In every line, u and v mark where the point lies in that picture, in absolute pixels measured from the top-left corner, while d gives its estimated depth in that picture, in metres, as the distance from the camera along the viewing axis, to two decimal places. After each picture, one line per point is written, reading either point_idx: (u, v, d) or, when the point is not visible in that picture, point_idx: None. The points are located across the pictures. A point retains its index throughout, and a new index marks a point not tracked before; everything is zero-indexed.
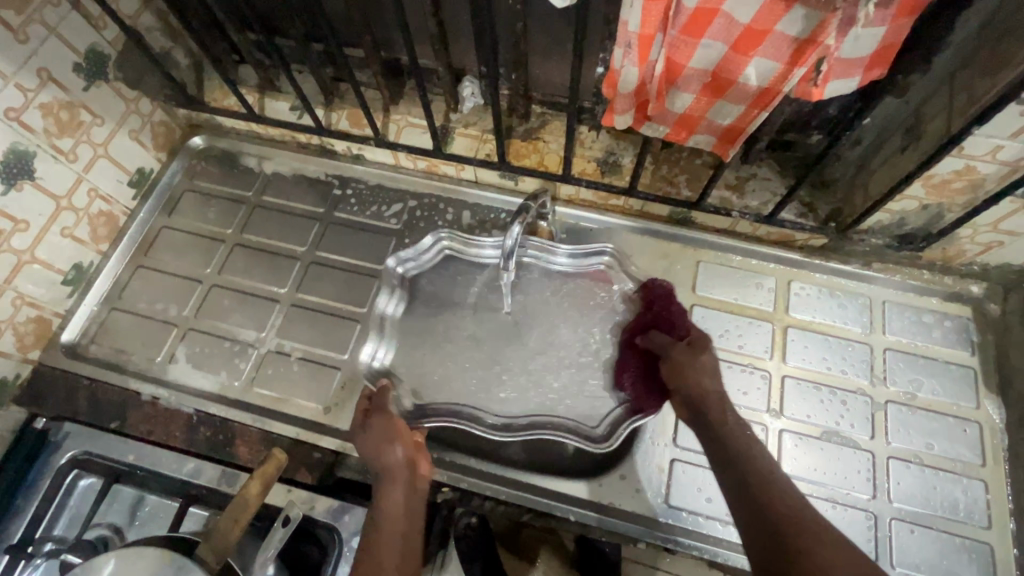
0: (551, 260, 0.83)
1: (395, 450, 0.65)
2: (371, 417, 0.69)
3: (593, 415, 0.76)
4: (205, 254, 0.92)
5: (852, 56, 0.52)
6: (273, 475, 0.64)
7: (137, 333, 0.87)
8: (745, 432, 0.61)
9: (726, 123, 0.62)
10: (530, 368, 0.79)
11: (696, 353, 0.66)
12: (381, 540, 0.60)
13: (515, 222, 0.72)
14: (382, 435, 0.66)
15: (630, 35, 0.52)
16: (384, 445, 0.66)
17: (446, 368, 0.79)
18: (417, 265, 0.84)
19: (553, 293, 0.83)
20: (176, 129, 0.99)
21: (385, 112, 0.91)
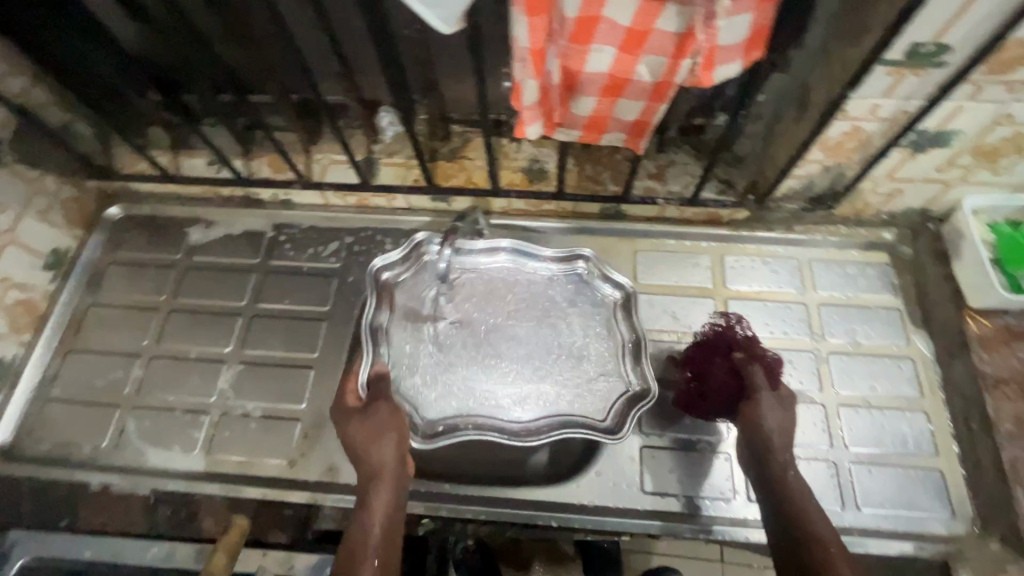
0: (536, 261, 0.84)
1: (388, 440, 0.66)
2: (371, 404, 0.69)
3: (601, 408, 0.74)
4: (141, 326, 0.88)
5: (730, 43, 0.55)
6: (236, 545, 0.67)
7: (76, 421, 0.82)
8: (804, 493, 0.63)
9: (631, 119, 0.65)
10: (526, 375, 0.77)
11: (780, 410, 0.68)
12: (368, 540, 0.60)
13: (444, 245, 0.79)
14: (376, 430, 0.66)
15: (522, 51, 0.54)
16: (375, 442, 0.66)
17: (442, 384, 0.76)
18: (396, 272, 0.82)
19: (544, 294, 0.82)
20: (90, 201, 0.95)
21: (306, 153, 0.91)
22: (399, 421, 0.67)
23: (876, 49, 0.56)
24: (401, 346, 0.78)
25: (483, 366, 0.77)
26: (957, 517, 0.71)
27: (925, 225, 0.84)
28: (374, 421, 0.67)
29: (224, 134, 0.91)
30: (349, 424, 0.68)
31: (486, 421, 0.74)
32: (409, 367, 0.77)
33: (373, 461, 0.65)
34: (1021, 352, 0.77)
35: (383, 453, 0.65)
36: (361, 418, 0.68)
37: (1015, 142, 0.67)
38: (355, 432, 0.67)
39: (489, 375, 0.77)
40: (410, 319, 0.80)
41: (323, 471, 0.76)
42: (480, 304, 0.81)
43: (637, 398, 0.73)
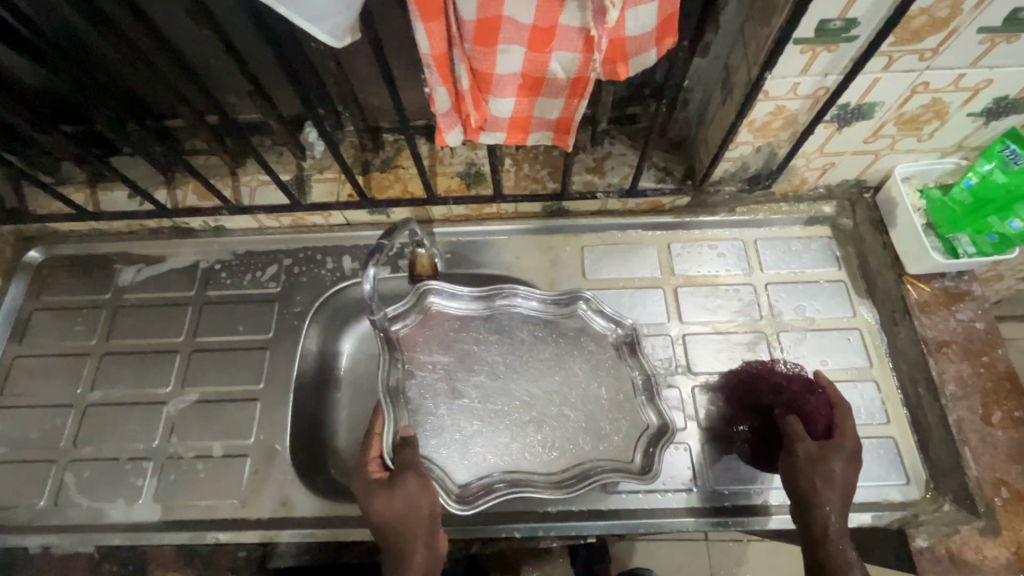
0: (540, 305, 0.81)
1: (421, 514, 0.64)
2: (399, 474, 0.65)
3: (626, 449, 0.73)
4: (72, 373, 0.83)
5: (639, 33, 0.54)
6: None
7: (7, 481, 0.77)
8: (846, 553, 0.62)
9: (554, 116, 0.63)
10: (547, 427, 0.76)
11: (824, 465, 0.65)
12: None
13: (367, 269, 0.71)
14: (408, 502, 0.63)
15: (425, 58, 0.53)
16: (408, 514, 0.63)
17: (467, 443, 0.74)
18: (405, 323, 0.80)
19: (555, 338, 0.80)
20: (7, 247, 0.90)
21: (233, 176, 0.87)
22: (429, 492, 0.65)
23: (784, 29, 0.56)
24: (417, 402, 0.76)
25: (503, 420, 0.76)
26: (911, 482, 0.73)
27: (862, 195, 0.85)
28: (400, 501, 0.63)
29: (141, 164, 0.88)
30: (371, 496, 0.64)
31: (522, 476, 0.73)
32: (430, 429, 0.75)
33: (405, 535, 0.63)
34: (960, 314, 0.78)
35: (417, 525, 0.63)
36: (387, 491, 0.64)
37: (934, 108, 0.67)
38: (382, 508, 0.63)
39: (510, 429, 0.75)
40: (423, 377, 0.78)
41: (277, 505, 0.74)
42: (492, 356, 0.79)
43: (660, 438, 0.71)
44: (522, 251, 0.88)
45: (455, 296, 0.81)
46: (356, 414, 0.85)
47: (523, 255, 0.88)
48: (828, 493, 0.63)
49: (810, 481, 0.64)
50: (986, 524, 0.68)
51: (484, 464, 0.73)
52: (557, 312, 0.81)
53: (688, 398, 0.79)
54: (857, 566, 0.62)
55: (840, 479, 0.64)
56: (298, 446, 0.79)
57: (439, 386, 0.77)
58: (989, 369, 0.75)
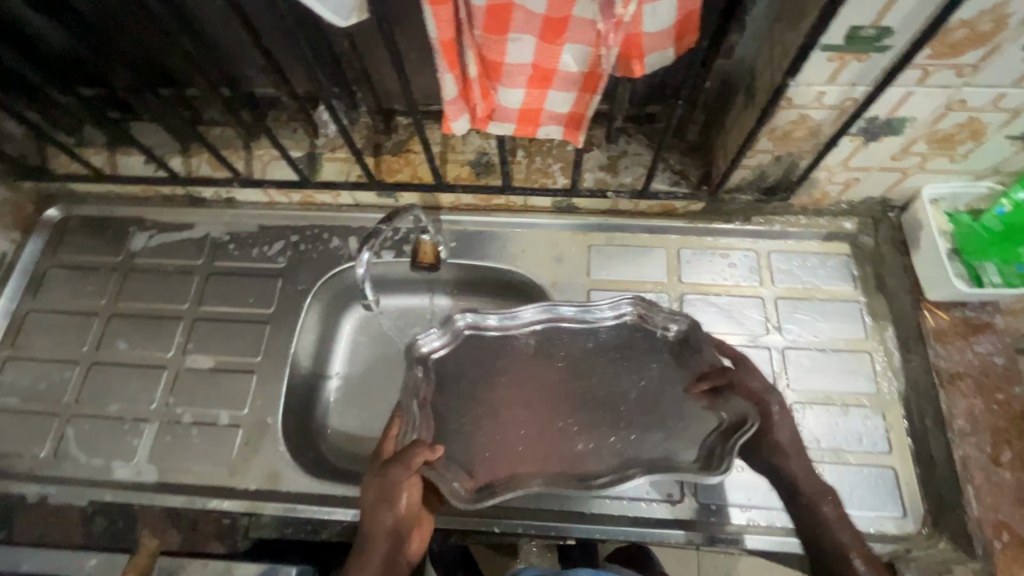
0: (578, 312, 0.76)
1: (393, 514, 0.60)
2: (390, 464, 0.61)
3: (683, 449, 0.68)
4: (80, 331, 0.86)
5: (657, 29, 0.52)
6: (149, 562, 0.66)
7: (11, 430, 0.79)
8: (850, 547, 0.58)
9: (565, 111, 0.61)
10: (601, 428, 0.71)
11: (762, 437, 0.64)
12: None
13: (360, 250, 0.77)
14: (382, 496, 0.60)
15: (433, 43, 0.52)
16: (380, 511, 0.60)
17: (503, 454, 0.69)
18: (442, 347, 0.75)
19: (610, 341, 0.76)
20: (27, 204, 0.92)
21: (247, 150, 0.88)
22: (412, 493, 0.60)
23: (811, 34, 0.53)
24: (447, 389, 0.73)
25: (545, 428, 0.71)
26: (908, 515, 0.70)
27: (886, 214, 0.82)
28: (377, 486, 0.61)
29: (159, 131, 0.89)
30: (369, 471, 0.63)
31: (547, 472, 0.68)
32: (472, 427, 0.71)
33: (370, 529, 0.60)
34: (979, 346, 0.74)
35: (384, 525, 0.60)
36: (376, 473, 0.62)
37: (969, 128, 0.63)
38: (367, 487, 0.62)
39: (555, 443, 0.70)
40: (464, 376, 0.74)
41: (264, 477, 0.75)
42: (544, 360, 0.75)
43: (728, 431, 0.66)
44: (527, 246, 0.86)
45: (511, 314, 0.75)
46: (350, 394, 0.87)
47: (527, 250, 0.86)
48: (778, 463, 0.63)
49: (761, 456, 0.65)
50: (982, 566, 0.66)
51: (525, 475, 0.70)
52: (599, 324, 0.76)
53: None
54: (845, 525, 0.60)
55: (782, 442, 0.63)
56: (290, 421, 0.80)
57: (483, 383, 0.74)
58: (1003, 407, 0.71)
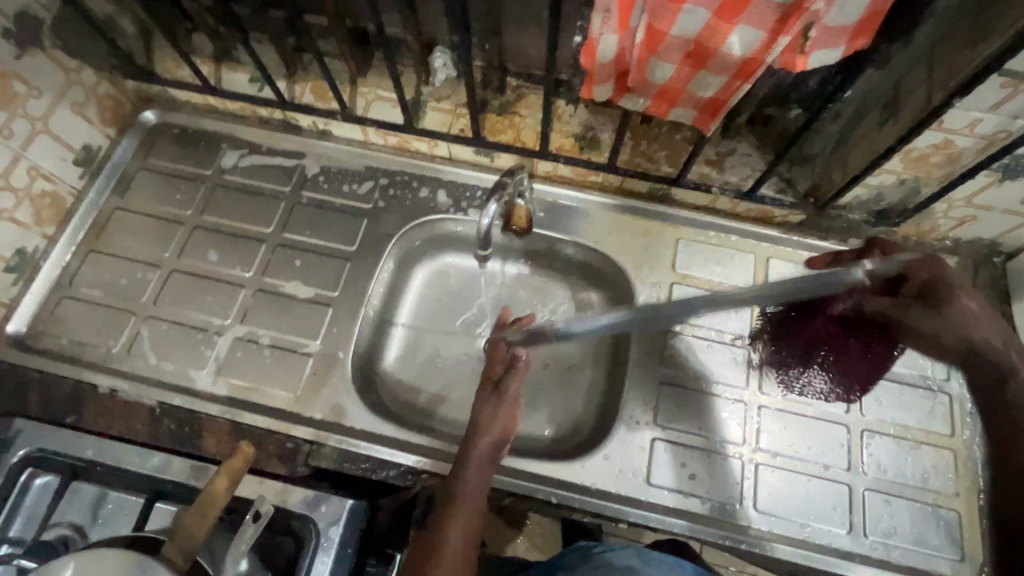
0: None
1: (496, 427, 0.69)
2: (496, 389, 0.73)
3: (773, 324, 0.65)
4: (164, 237, 0.86)
5: (838, 24, 0.50)
6: (240, 467, 0.57)
7: (90, 321, 0.81)
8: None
9: (708, 95, 0.60)
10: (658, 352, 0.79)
11: (944, 309, 0.65)
12: (457, 518, 0.64)
13: (489, 201, 0.70)
14: (489, 415, 0.70)
15: (609, 1, 0.49)
16: (489, 423, 0.70)
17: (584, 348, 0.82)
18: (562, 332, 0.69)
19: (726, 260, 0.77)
20: (125, 102, 0.91)
21: (352, 84, 0.87)
22: (507, 415, 0.71)
23: (997, 56, 0.51)
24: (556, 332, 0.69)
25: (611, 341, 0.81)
26: (965, 560, 0.69)
27: (991, 258, 0.80)
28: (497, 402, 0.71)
29: (268, 49, 0.87)
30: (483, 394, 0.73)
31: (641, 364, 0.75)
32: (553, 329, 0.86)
33: (474, 430, 0.70)
34: None
35: (492, 433, 0.69)
36: (496, 396, 0.72)
37: None
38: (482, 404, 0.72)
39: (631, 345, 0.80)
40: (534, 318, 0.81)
41: (329, 410, 0.76)
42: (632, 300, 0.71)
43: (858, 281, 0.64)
44: (614, 228, 0.86)
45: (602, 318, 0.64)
46: (416, 342, 0.88)
47: (613, 233, 0.85)
48: (963, 331, 0.65)
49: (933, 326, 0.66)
50: None
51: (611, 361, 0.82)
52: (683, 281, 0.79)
53: (753, 415, 0.76)
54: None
55: (970, 313, 0.64)
56: (358, 359, 0.81)
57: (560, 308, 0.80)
58: None
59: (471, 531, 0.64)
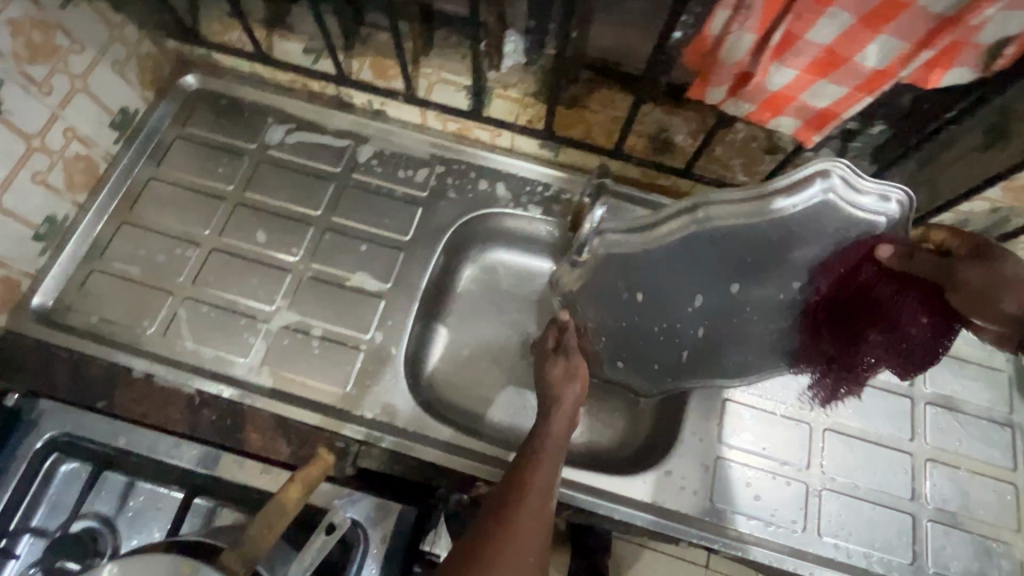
0: (864, 199, 0.63)
1: (574, 389, 0.68)
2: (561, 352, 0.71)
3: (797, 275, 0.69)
4: (204, 212, 0.81)
5: (987, 42, 0.47)
6: (315, 478, 0.57)
7: (123, 299, 0.75)
8: None
9: (822, 105, 0.56)
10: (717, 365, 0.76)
11: (995, 257, 0.59)
12: (526, 482, 0.59)
13: (597, 202, 0.69)
14: (564, 374, 0.69)
15: None
16: (565, 383, 0.69)
17: (640, 347, 0.77)
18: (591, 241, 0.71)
19: (808, 261, 0.69)
20: (165, 63, 0.85)
21: (414, 64, 0.78)
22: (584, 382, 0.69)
23: None
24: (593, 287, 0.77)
25: (669, 349, 0.76)
26: None
27: None
28: (565, 362, 0.70)
29: None
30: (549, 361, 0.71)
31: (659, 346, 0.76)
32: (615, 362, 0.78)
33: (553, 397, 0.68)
34: None
35: (566, 396, 0.68)
36: (561, 357, 0.71)
37: None
38: (549, 366, 0.70)
39: (692, 352, 0.76)
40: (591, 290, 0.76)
41: (380, 409, 0.72)
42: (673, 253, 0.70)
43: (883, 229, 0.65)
44: None
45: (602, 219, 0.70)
46: (462, 340, 0.84)
47: None
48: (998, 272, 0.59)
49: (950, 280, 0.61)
50: None
51: (663, 379, 0.77)
52: (762, 265, 0.70)
53: (816, 437, 0.75)
54: None
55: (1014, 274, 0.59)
56: (408, 356, 0.77)
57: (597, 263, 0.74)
58: None
59: (542, 497, 0.58)
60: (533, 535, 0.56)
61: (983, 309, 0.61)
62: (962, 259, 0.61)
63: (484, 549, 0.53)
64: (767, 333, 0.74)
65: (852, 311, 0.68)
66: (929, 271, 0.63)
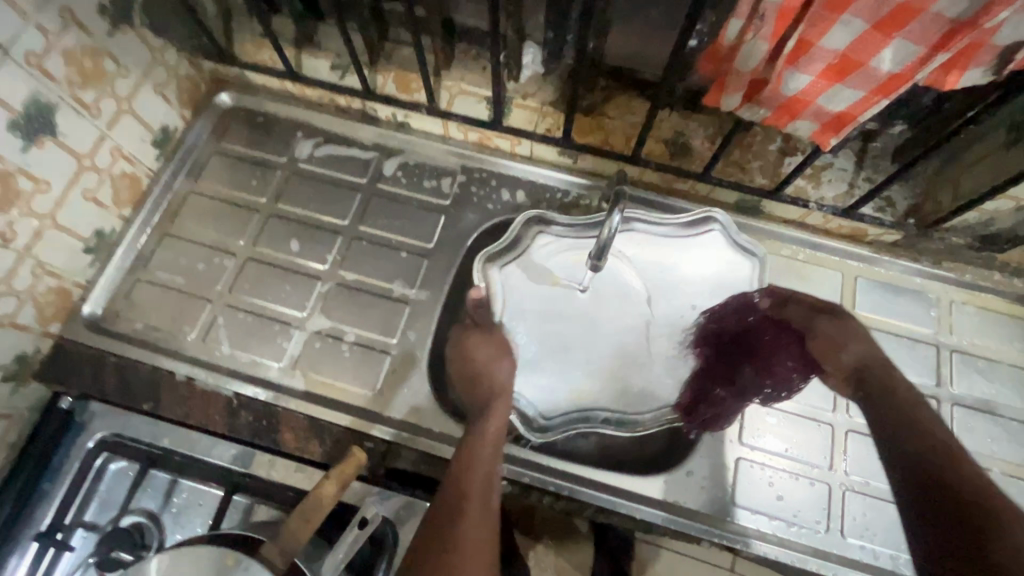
0: (733, 243, 0.78)
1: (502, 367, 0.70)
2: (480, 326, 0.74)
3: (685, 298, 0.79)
4: (238, 224, 0.85)
5: (1006, 44, 0.47)
6: (347, 476, 0.59)
7: (166, 307, 0.79)
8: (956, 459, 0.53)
9: (838, 109, 0.57)
10: (620, 377, 0.77)
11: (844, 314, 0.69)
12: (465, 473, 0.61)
13: (615, 209, 0.65)
14: (498, 346, 0.71)
15: (766, 8, 0.48)
16: (499, 357, 0.71)
17: (549, 364, 0.77)
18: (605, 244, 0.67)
19: (697, 285, 0.80)
20: (201, 83, 0.89)
21: (436, 77, 0.82)
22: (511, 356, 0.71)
23: None
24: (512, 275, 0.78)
25: (574, 363, 0.77)
26: None
27: None
28: (493, 340, 0.72)
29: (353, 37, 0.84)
30: (469, 337, 0.73)
31: (568, 343, 0.77)
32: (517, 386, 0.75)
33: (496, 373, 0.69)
34: None
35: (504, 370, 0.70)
36: (485, 331, 0.73)
37: None
38: (475, 346, 0.72)
39: (595, 370, 0.77)
40: (512, 294, 0.77)
41: (407, 411, 0.75)
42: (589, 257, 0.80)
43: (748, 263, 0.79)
44: None
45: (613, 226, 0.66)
46: None
47: None
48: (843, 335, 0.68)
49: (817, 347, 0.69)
50: None
51: (577, 402, 0.76)
52: (649, 284, 0.79)
53: (839, 437, 0.75)
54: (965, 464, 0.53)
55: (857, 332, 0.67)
56: (433, 359, 0.80)
57: (522, 266, 0.78)
58: None
59: (483, 486, 0.61)
60: (480, 540, 0.58)
61: (831, 358, 0.68)
62: (822, 313, 0.70)
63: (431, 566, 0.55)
64: (669, 348, 0.77)
65: (730, 349, 0.75)
66: (797, 320, 0.71)
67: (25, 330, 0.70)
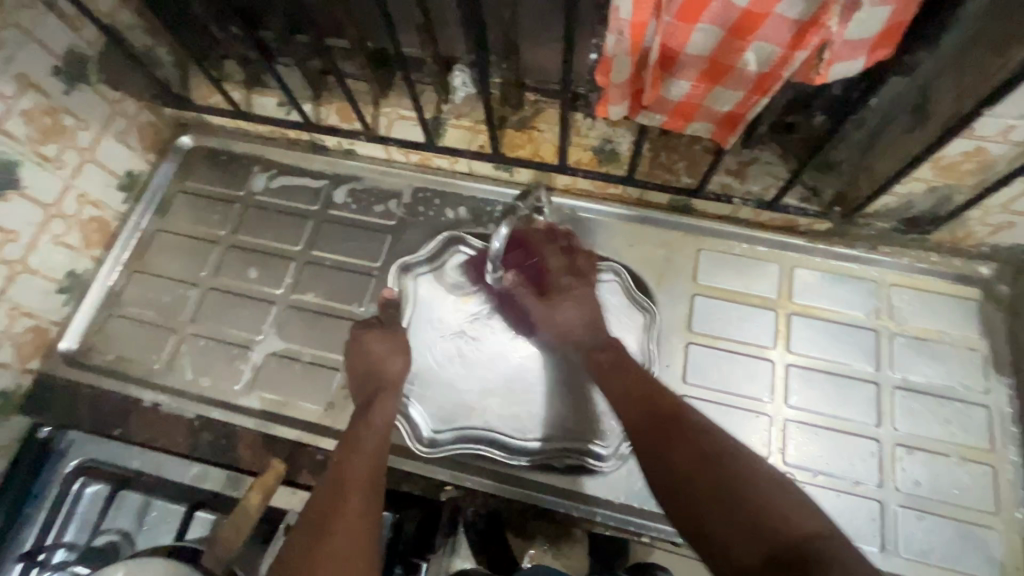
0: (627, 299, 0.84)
1: (394, 366, 0.74)
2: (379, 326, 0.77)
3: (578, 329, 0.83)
4: (200, 257, 0.90)
5: (858, 38, 0.49)
6: (271, 484, 0.64)
7: (135, 339, 0.85)
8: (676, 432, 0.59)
9: (725, 110, 0.59)
10: (508, 400, 0.82)
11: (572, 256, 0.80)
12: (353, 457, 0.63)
13: None
14: (393, 348, 0.75)
15: (621, 23, 0.50)
16: (390, 358, 0.74)
17: (445, 381, 0.83)
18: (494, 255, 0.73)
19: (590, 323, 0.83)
20: (164, 128, 0.96)
21: (375, 104, 0.88)
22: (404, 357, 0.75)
23: None
24: (426, 283, 0.88)
25: (470, 380, 0.83)
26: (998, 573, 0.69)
27: None
28: (392, 338, 0.76)
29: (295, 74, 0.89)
30: (366, 335, 0.76)
31: (465, 355, 0.84)
32: (411, 392, 0.82)
33: (389, 374, 0.73)
34: None
35: (393, 369, 0.73)
36: (382, 331, 0.76)
37: None
38: (373, 342, 0.75)
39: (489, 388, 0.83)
40: (422, 305, 0.87)
41: None
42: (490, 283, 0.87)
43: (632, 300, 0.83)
44: (633, 240, 0.86)
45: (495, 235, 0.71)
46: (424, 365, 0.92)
47: (634, 245, 0.86)
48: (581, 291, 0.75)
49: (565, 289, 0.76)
50: None
51: (466, 415, 0.81)
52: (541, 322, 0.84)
53: (777, 428, 0.76)
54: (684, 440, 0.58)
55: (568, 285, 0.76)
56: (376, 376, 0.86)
57: (435, 281, 0.88)
58: None
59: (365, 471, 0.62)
60: (358, 527, 0.56)
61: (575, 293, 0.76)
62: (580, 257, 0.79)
63: (311, 552, 0.54)
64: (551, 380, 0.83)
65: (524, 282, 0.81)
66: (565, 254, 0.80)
67: (4, 368, 0.77)
